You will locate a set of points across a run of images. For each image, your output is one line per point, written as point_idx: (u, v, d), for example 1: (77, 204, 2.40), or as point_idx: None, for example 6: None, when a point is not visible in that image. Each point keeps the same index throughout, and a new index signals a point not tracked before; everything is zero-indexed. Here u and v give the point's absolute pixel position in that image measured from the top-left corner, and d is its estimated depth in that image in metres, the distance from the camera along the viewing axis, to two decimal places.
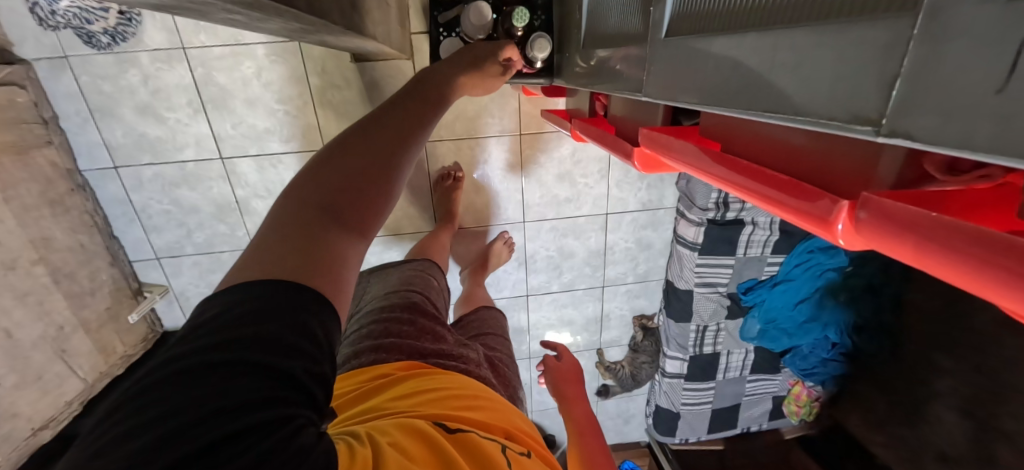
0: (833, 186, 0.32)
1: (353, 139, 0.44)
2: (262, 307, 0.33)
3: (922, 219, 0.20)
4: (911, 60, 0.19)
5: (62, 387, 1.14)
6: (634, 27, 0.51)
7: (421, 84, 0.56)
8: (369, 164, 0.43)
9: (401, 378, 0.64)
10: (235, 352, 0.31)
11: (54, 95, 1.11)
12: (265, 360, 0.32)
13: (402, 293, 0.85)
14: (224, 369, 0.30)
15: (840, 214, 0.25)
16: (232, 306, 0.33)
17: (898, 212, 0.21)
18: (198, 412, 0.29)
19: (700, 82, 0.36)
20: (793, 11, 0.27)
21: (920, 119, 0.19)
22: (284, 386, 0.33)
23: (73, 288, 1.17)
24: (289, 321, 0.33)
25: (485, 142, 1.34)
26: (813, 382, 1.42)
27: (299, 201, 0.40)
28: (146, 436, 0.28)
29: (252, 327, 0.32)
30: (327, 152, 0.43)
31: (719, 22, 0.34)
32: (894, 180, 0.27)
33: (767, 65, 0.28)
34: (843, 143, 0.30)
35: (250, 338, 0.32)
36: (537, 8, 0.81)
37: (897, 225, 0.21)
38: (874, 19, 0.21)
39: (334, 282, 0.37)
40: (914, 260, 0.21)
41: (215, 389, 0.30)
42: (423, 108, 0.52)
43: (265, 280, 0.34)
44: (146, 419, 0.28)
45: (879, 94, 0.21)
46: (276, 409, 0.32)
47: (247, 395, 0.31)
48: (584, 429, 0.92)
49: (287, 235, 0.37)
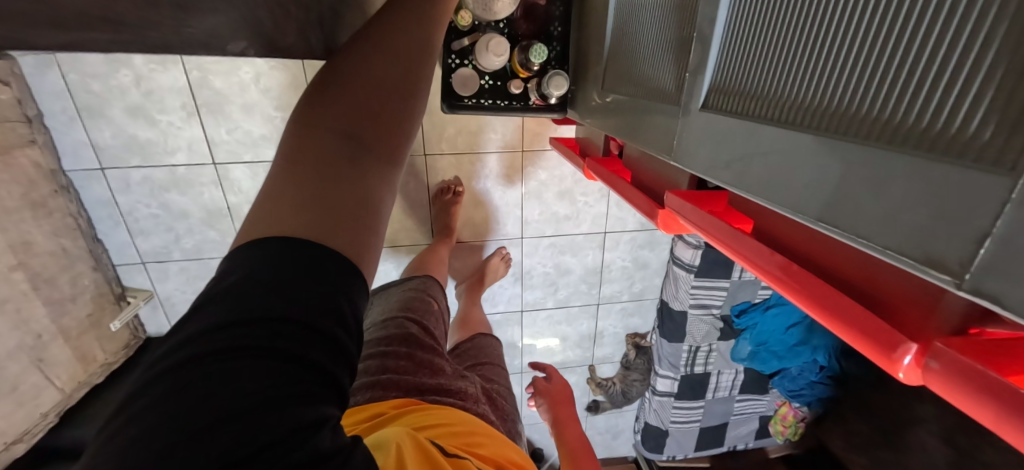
0: (882, 306, 0.32)
1: (307, 181, 0.35)
2: (282, 289, 0.31)
3: (1004, 388, 0.20)
4: (1006, 221, 0.18)
5: (38, 398, 1.08)
6: (663, 82, 0.50)
7: (385, 57, 0.41)
8: (340, 217, 0.35)
9: (396, 417, 0.61)
10: (259, 337, 0.30)
11: (40, 92, 1.05)
12: (291, 346, 0.31)
13: (399, 323, 0.79)
14: (250, 354, 0.29)
15: (906, 350, 0.25)
16: (251, 282, 0.31)
17: (976, 373, 0.21)
18: (224, 402, 0.28)
19: (738, 160, 0.36)
20: (853, 126, 0.26)
21: (1011, 286, 0.18)
22: (310, 380, 0.31)
23: (53, 294, 1.10)
24: (313, 305, 0.31)
25: (486, 157, 1.32)
26: (799, 403, 1.41)
27: (303, 151, 0.36)
28: (172, 425, 0.27)
29: (277, 310, 0.30)
30: (271, 198, 0.35)
31: (769, 111, 0.33)
32: (954, 324, 0.27)
33: (825, 173, 0.27)
34: (899, 273, 0.31)
35: (267, 320, 0.30)
36: (553, 39, 0.77)
37: (973, 387, 0.21)
38: (960, 165, 0.20)
39: (350, 231, 0.35)
40: (989, 421, 0.21)
41: (234, 380, 0.28)
42: (384, 102, 0.40)
43: (278, 241, 0.32)
44: (170, 407, 0.27)
45: (963, 246, 0.20)
46: (302, 404, 0.30)
47: (273, 385, 0.29)
48: (577, 455, 0.88)
49: (295, 188, 0.35)
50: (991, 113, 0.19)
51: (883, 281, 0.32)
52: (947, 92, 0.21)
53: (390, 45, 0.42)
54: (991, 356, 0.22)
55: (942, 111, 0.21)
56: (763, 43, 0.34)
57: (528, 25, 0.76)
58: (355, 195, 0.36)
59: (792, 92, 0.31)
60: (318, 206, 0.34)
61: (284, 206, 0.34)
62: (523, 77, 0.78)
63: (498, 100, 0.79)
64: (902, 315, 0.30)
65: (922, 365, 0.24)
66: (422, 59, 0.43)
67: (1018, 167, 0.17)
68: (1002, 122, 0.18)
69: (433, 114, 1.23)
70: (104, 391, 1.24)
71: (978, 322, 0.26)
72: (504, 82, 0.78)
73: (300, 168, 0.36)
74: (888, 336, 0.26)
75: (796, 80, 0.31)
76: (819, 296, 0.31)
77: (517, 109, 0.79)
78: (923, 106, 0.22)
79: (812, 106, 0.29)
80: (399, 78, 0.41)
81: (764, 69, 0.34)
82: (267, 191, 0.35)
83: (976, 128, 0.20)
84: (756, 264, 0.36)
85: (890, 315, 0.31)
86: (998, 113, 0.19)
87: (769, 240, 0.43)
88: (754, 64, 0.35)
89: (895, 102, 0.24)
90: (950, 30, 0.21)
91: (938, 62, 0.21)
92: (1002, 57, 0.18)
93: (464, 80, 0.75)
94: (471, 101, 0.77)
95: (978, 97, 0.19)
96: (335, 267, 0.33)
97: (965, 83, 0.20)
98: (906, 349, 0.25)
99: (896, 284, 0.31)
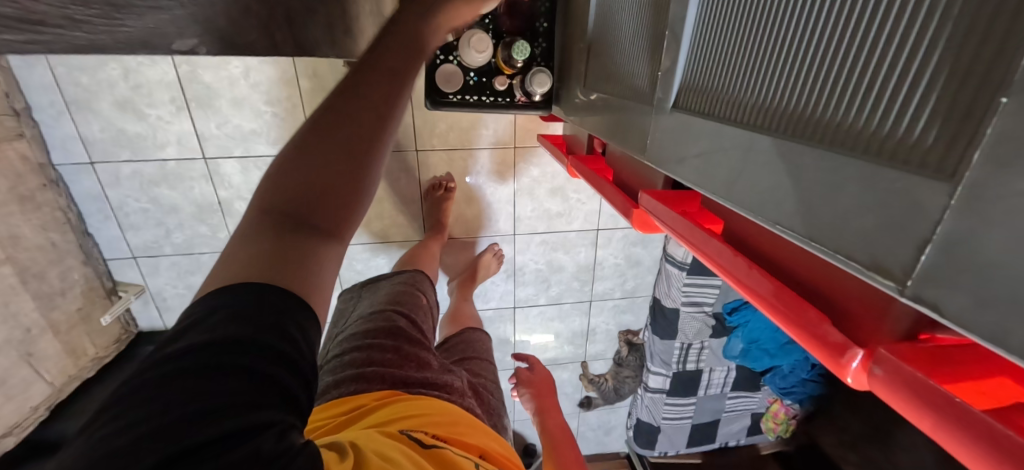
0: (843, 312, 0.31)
1: (261, 238, 0.34)
2: (247, 314, 0.30)
3: (944, 397, 0.20)
4: (944, 228, 0.18)
5: (26, 392, 1.08)
6: (639, 79, 0.49)
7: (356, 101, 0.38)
8: (296, 265, 0.34)
9: (375, 409, 0.60)
10: (226, 353, 0.29)
11: (27, 85, 1.04)
12: (245, 361, 0.30)
13: (386, 316, 0.78)
14: (214, 371, 0.29)
15: (854, 355, 0.26)
16: (211, 310, 0.31)
17: (916, 381, 0.21)
18: (184, 412, 0.27)
19: (707, 163, 0.35)
20: (813, 131, 0.26)
21: (948, 295, 0.18)
22: (270, 394, 0.31)
23: (42, 288, 1.10)
24: (270, 327, 0.31)
25: (478, 153, 1.31)
26: (790, 401, 1.40)
27: (273, 194, 0.35)
28: (134, 431, 0.26)
29: (241, 331, 0.30)
30: (230, 259, 0.34)
31: (736, 114, 0.33)
32: (904, 330, 0.27)
33: (784, 179, 0.27)
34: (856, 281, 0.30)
35: (230, 338, 0.30)
36: (538, 35, 0.77)
37: (916, 395, 0.21)
38: (902, 170, 0.20)
39: (305, 282, 0.34)
40: (926, 427, 0.21)
41: (192, 392, 0.28)
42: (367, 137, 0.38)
43: (236, 283, 0.32)
44: (124, 419, 0.26)
45: (906, 250, 0.19)
46: (260, 413, 0.30)
47: (228, 398, 0.29)
48: (559, 442, 0.87)
49: (258, 235, 0.34)
50: (934, 118, 0.19)
51: (837, 284, 0.32)
52: (894, 98, 0.21)
53: (362, 88, 0.39)
54: (939, 364, 0.22)
55: (891, 116, 0.21)
56: (729, 45, 0.34)
57: (512, 21, 0.75)
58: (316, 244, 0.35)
59: (755, 95, 0.31)
60: (267, 261, 0.33)
61: (244, 255, 0.33)
62: (507, 74, 0.77)
63: (484, 97, 0.78)
64: (859, 321, 0.30)
65: (867, 370, 0.24)
66: (397, 99, 0.40)
67: (957, 173, 0.17)
68: (945, 127, 0.18)
69: (424, 110, 1.23)
70: (95, 385, 1.23)
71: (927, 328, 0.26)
72: (489, 79, 0.77)
73: (264, 220, 0.34)
74: (836, 342, 0.26)
75: (758, 83, 0.31)
76: (779, 301, 0.31)
77: (502, 105, 0.79)
78: (872, 110, 0.22)
79: (771, 111, 0.29)
80: (369, 121, 0.38)
81: (730, 68, 0.34)
82: (229, 249, 0.35)
83: (921, 133, 0.19)
84: (730, 272, 0.35)
85: (848, 322, 0.31)
86: (942, 117, 0.18)
87: (738, 243, 0.43)
88: (722, 68, 0.35)
89: (850, 111, 0.23)
90: (896, 40, 0.21)
91: (885, 67, 0.21)
92: (944, 63, 0.18)
93: (448, 76, 0.75)
94: (455, 97, 0.77)
95: (923, 100, 0.19)
96: (281, 309, 0.32)
97: (910, 89, 0.20)
98: (854, 355, 0.25)
99: (850, 290, 0.31)
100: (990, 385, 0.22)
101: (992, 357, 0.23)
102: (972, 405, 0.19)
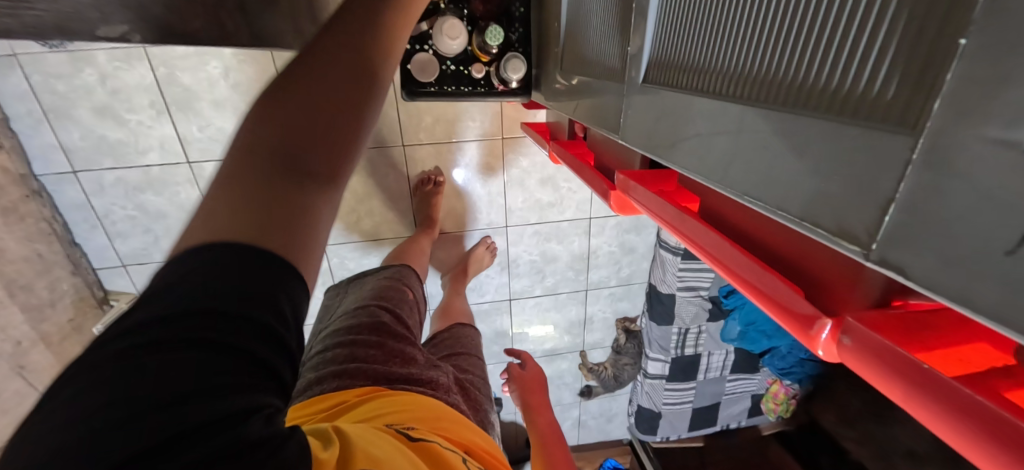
0: (817, 284, 0.31)
1: (244, 183, 0.30)
2: (221, 286, 0.27)
3: (914, 366, 0.19)
4: (908, 186, 0.16)
5: (22, 404, 1.07)
6: (611, 60, 0.48)
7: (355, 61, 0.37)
8: (277, 232, 0.30)
9: (356, 405, 0.59)
10: (203, 328, 0.26)
11: (4, 95, 1.02)
12: (229, 339, 0.27)
13: (370, 311, 0.77)
14: (191, 348, 0.26)
15: (824, 326, 0.25)
16: (181, 276, 0.27)
17: (886, 349, 0.20)
18: (154, 395, 0.24)
19: (680, 137, 0.34)
20: (781, 91, 0.25)
21: (912, 256, 0.17)
22: (253, 376, 0.28)
23: (31, 300, 1.08)
24: (253, 296, 0.28)
25: (464, 146, 1.30)
26: (790, 381, 1.37)
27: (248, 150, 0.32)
28: (93, 417, 0.23)
29: (219, 303, 0.27)
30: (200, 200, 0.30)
31: (706, 83, 0.32)
32: (877, 298, 0.26)
33: (752, 143, 0.26)
34: (831, 251, 0.29)
35: (208, 310, 0.26)
36: (514, 20, 0.75)
37: (887, 363, 0.20)
38: (866, 126, 0.19)
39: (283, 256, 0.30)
40: (900, 398, 0.20)
41: (162, 372, 0.25)
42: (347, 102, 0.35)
43: (202, 249, 0.28)
44: (83, 405, 0.23)
45: (870, 212, 0.18)
46: (240, 400, 0.27)
47: (203, 382, 0.26)
48: (549, 441, 0.86)
49: (232, 193, 0.30)
50: (895, 69, 0.18)
51: (810, 255, 0.32)
52: (858, 51, 0.20)
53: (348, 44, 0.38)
54: (909, 332, 0.21)
55: (852, 69, 0.20)
56: (698, 14, 0.32)
57: (485, 5, 0.73)
58: (295, 211, 0.31)
59: (724, 58, 0.30)
60: (257, 230, 0.29)
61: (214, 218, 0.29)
62: (484, 60, 0.76)
63: (461, 86, 0.77)
64: (834, 291, 0.29)
65: (837, 340, 0.24)
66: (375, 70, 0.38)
67: (920, 124, 0.16)
68: (905, 78, 0.17)
69: (408, 104, 1.21)
70: None
71: (901, 294, 0.25)
72: (466, 67, 0.76)
73: (238, 178, 0.31)
74: (806, 314, 0.26)
75: (723, 50, 0.30)
76: (752, 275, 0.30)
77: (480, 93, 0.78)
78: (834, 66, 0.21)
79: (739, 75, 0.28)
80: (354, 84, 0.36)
81: (697, 38, 0.33)
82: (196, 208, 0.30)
83: (882, 87, 0.18)
84: (709, 251, 0.34)
85: (823, 291, 0.30)
86: (902, 67, 0.17)
87: (713, 220, 0.42)
88: (691, 38, 0.33)
89: (817, 66, 0.22)
90: None
91: (846, 16, 0.20)
92: (903, 9, 0.17)
93: (423, 65, 0.73)
94: (434, 87, 0.76)
95: (884, 51, 0.18)
96: (277, 272, 0.29)
97: (873, 39, 0.19)
98: (823, 325, 0.25)
99: (825, 260, 0.30)
100: (963, 352, 0.21)
101: (965, 321, 0.22)
102: (940, 371, 0.18)
